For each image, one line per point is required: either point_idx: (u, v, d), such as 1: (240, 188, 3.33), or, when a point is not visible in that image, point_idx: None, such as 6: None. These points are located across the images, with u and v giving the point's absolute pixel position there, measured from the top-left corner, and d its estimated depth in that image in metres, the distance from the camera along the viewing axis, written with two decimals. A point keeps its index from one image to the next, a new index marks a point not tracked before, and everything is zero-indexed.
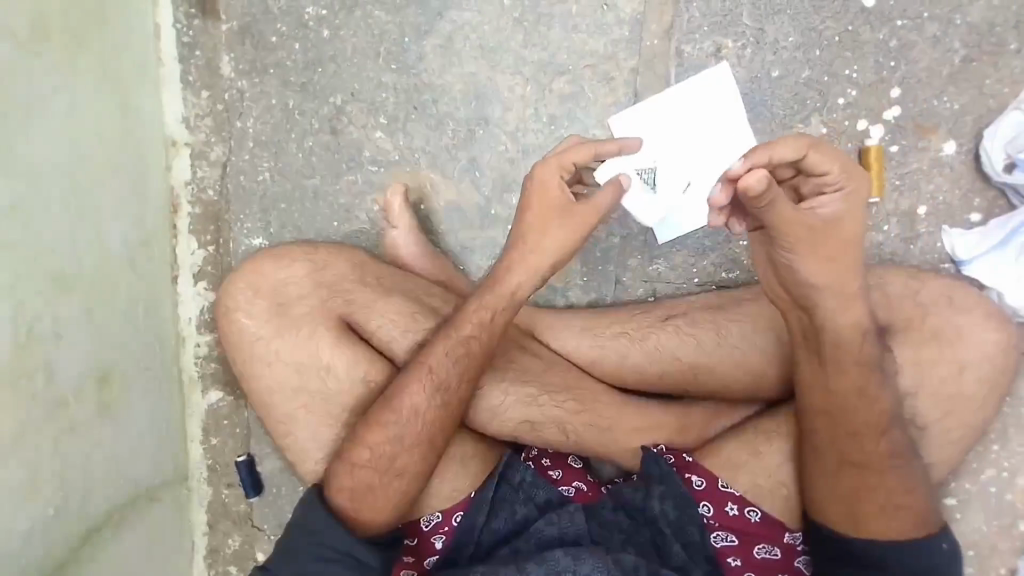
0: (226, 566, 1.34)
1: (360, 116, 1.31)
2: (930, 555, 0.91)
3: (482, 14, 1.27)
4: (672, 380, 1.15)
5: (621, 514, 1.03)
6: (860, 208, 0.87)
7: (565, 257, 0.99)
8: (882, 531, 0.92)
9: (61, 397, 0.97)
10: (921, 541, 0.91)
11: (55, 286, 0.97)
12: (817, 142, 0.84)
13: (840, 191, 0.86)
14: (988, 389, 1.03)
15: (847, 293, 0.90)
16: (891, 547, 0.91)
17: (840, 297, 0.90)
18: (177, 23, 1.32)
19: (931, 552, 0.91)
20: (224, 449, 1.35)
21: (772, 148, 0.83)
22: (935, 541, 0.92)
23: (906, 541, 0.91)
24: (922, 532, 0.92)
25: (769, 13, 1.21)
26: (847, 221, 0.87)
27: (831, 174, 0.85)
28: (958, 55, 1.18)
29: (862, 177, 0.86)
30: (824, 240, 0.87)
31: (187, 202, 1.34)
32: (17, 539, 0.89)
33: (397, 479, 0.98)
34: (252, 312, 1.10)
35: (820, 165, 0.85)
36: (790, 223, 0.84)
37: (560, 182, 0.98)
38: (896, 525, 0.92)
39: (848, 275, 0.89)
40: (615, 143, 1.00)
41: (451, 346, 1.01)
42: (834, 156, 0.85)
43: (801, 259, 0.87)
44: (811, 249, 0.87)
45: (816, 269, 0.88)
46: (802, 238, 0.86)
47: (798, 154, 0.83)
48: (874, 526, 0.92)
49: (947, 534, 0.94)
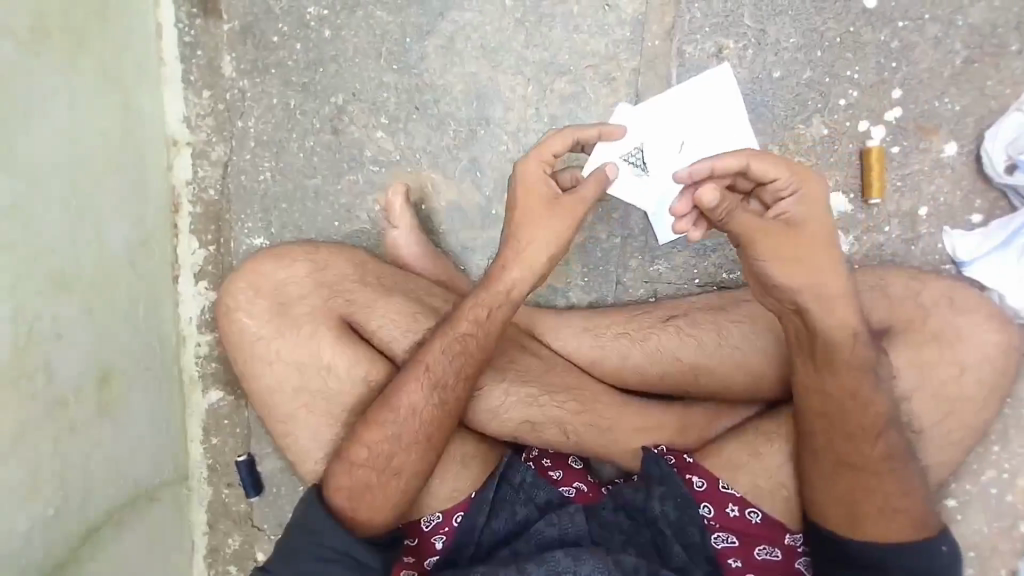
0: (226, 566, 1.34)
1: (361, 116, 1.31)
2: (929, 558, 0.90)
3: (483, 15, 1.27)
4: (672, 381, 1.15)
5: (622, 515, 1.03)
6: (821, 208, 0.91)
7: (559, 251, 1.02)
8: (881, 534, 0.91)
9: (61, 396, 0.97)
10: (920, 543, 0.91)
11: (55, 285, 0.97)
12: (758, 151, 0.89)
13: (795, 195, 0.90)
14: (988, 390, 1.03)
15: (832, 294, 0.91)
16: (891, 550, 0.90)
17: (826, 299, 0.90)
18: (178, 23, 1.32)
19: (928, 555, 0.91)
20: (224, 448, 1.35)
21: (713, 162, 0.89)
22: (933, 544, 0.91)
23: (906, 543, 0.91)
24: (920, 535, 0.91)
25: (770, 14, 1.21)
26: (813, 223, 0.90)
27: (781, 179, 0.90)
28: (959, 57, 1.18)
29: (812, 179, 0.90)
30: (796, 244, 0.89)
31: (188, 202, 1.34)
32: (17, 540, 0.89)
33: (394, 478, 0.98)
34: (253, 312, 1.10)
35: (769, 172, 0.89)
36: (754, 235, 0.87)
37: (544, 177, 1.02)
38: (895, 528, 0.91)
39: (831, 277, 0.90)
40: (591, 130, 1.04)
41: (448, 344, 1.01)
42: (780, 163, 0.89)
43: (777, 268, 0.89)
44: (785, 253, 0.89)
45: (788, 274, 0.89)
46: (774, 244, 0.88)
47: (741, 165, 0.89)
48: (873, 528, 0.91)
49: (946, 537, 0.93)
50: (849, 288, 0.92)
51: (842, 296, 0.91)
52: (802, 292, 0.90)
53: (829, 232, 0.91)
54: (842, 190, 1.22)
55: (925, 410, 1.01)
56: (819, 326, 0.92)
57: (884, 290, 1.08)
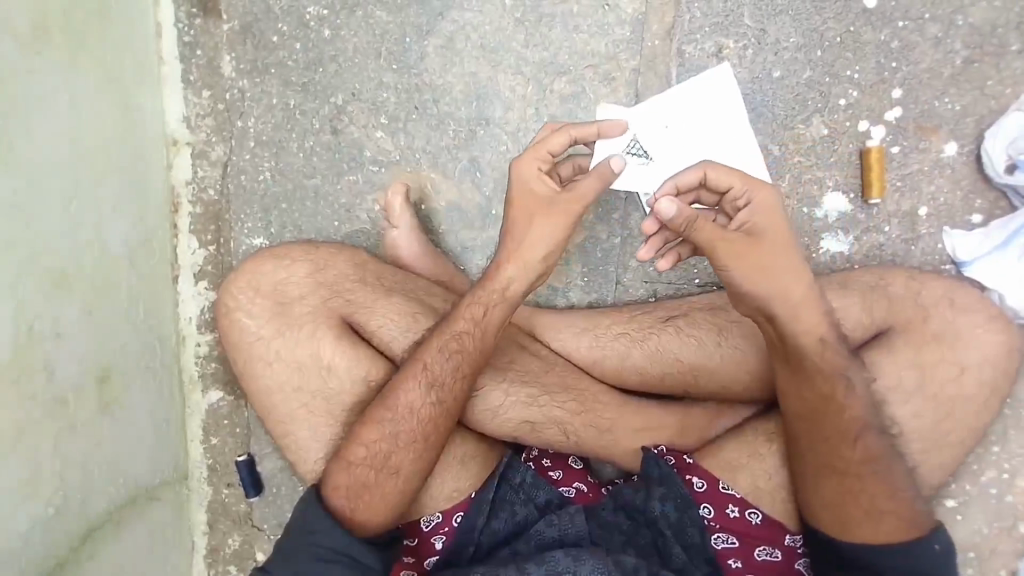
0: (226, 566, 1.34)
1: (360, 116, 1.31)
2: (919, 558, 0.89)
3: (483, 14, 1.27)
4: (672, 382, 1.14)
5: (622, 515, 1.03)
6: (777, 214, 0.91)
7: (552, 253, 1.02)
8: (870, 537, 0.91)
9: (61, 395, 0.97)
10: (910, 544, 0.90)
11: (55, 285, 0.97)
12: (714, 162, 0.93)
13: (749, 205, 0.91)
14: (989, 391, 1.03)
15: (798, 299, 0.91)
16: (878, 551, 0.90)
17: (791, 304, 0.91)
18: (178, 23, 1.32)
19: (917, 557, 0.89)
20: (224, 448, 1.35)
21: (674, 177, 0.94)
22: (922, 545, 0.90)
23: (894, 545, 0.90)
24: (907, 536, 0.90)
25: (770, 14, 1.21)
26: (771, 230, 0.90)
27: (736, 189, 0.92)
28: (959, 56, 1.18)
29: (766, 188, 0.92)
30: (756, 254, 0.90)
31: (188, 202, 1.34)
32: (17, 540, 0.89)
33: (392, 477, 0.98)
34: (253, 312, 1.11)
35: (723, 180, 0.92)
36: (717, 245, 0.89)
37: (537, 175, 1.01)
38: (885, 530, 0.91)
39: (796, 283, 0.91)
40: (591, 127, 1.02)
41: (445, 342, 1.01)
42: (732, 171, 0.92)
43: (743, 277, 0.90)
44: (747, 263, 0.90)
45: (756, 281, 0.90)
46: (733, 255, 0.89)
47: (698, 177, 0.93)
48: (863, 530, 0.91)
49: (939, 536, 0.91)
50: (816, 290, 0.93)
51: (812, 298, 0.92)
52: (767, 299, 0.91)
53: (788, 237, 0.91)
54: (842, 190, 1.22)
55: (926, 410, 1.01)
56: (791, 329, 0.92)
57: (884, 290, 1.08)
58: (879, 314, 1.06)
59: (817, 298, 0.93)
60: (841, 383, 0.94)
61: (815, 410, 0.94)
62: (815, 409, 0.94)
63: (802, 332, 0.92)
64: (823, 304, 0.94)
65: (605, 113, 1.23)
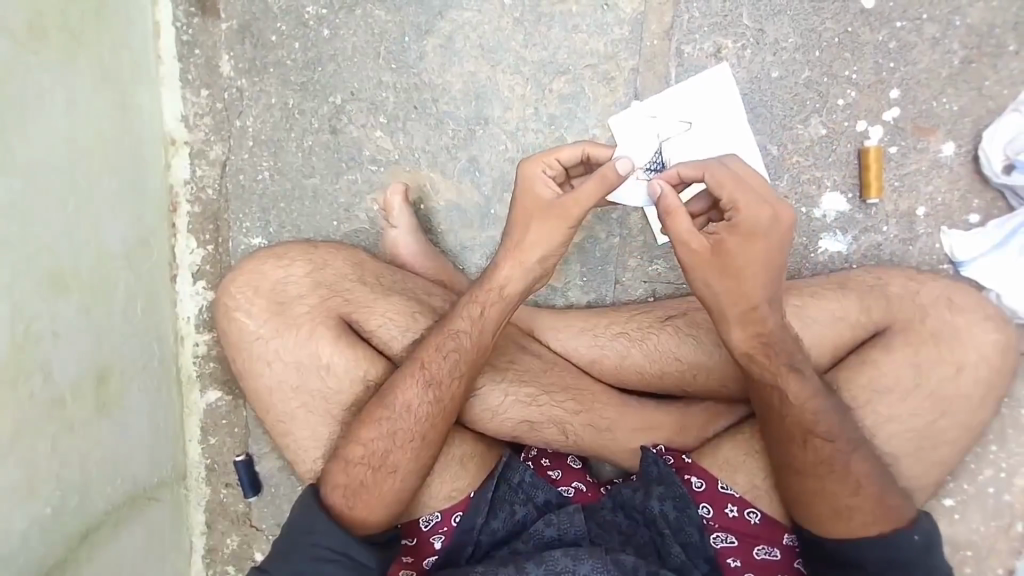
0: (225, 566, 1.34)
1: (360, 116, 1.31)
2: (901, 551, 0.90)
3: (483, 14, 1.27)
4: (672, 380, 1.14)
5: (621, 515, 1.03)
6: (756, 233, 0.90)
7: (548, 264, 1.02)
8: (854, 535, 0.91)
9: (60, 393, 0.97)
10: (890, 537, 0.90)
11: (55, 285, 0.97)
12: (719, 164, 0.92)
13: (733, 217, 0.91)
14: (987, 389, 1.03)
15: (737, 313, 0.94)
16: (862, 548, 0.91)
17: (725, 317, 0.95)
18: (177, 21, 1.31)
19: (898, 548, 0.90)
20: (223, 448, 1.35)
21: (679, 166, 0.94)
22: (903, 535, 0.91)
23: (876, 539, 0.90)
24: (887, 528, 0.91)
25: (769, 14, 1.21)
26: (743, 244, 0.91)
27: (728, 198, 0.91)
28: (957, 57, 1.18)
29: (755, 207, 0.90)
30: (720, 262, 0.92)
31: (186, 202, 1.34)
32: (16, 538, 0.89)
33: (389, 476, 0.97)
34: (252, 311, 1.11)
35: (719, 185, 0.91)
36: (684, 246, 0.93)
37: (544, 178, 1.01)
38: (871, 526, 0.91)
39: (744, 297, 0.93)
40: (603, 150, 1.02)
41: (442, 342, 1.01)
42: (731, 179, 0.91)
43: (697, 277, 0.94)
44: (708, 269, 0.93)
45: (704, 285, 0.95)
46: (694, 259, 0.93)
47: (698, 173, 0.93)
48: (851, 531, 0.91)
49: (920, 526, 0.92)
50: (769, 309, 0.94)
51: (757, 316, 0.94)
52: (719, 303, 0.95)
53: (757, 257, 0.91)
54: (841, 190, 1.22)
55: (924, 408, 1.01)
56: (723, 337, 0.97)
57: (883, 289, 1.09)
58: (877, 313, 1.07)
59: (778, 306, 0.95)
60: (776, 394, 0.95)
61: (789, 414, 0.95)
62: (790, 411, 0.95)
63: (732, 341, 0.96)
64: (772, 319, 0.95)
65: (624, 115, 1.25)
